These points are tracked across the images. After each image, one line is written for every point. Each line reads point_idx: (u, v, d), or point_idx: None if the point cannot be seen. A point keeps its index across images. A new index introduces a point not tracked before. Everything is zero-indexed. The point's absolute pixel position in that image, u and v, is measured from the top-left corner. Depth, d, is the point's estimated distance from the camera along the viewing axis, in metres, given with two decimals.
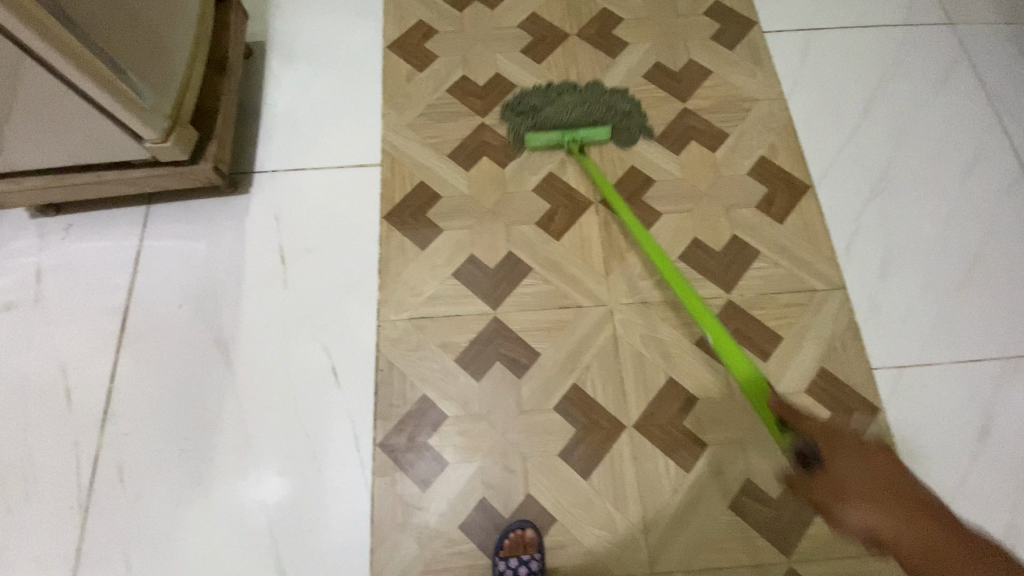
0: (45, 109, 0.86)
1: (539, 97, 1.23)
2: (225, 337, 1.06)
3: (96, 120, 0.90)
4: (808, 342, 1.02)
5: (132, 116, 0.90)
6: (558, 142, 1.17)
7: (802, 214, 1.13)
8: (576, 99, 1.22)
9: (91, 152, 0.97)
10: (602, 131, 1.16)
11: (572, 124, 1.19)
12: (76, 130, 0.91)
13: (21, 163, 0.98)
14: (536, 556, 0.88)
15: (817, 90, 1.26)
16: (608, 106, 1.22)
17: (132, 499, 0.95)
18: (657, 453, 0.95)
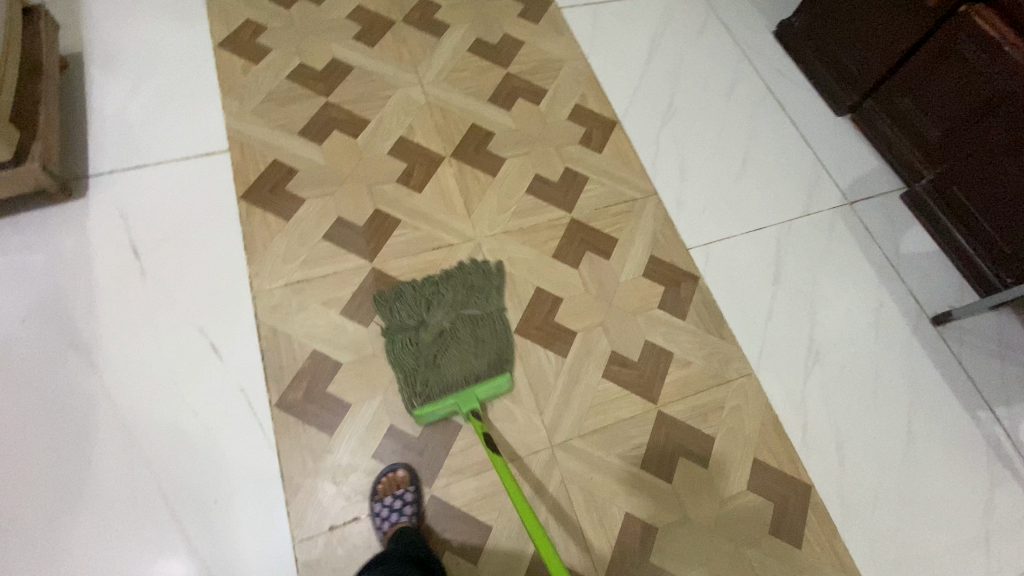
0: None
1: (418, 343, 1.04)
2: (83, 339, 0.99)
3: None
4: (638, 239, 1.24)
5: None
6: (454, 410, 0.99)
7: (615, 143, 1.36)
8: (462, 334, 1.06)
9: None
10: (504, 381, 1.02)
11: (468, 376, 1.02)
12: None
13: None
14: (410, 488, 0.94)
15: (610, 49, 1.53)
16: (500, 337, 1.07)
17: (1, 527, 0.87)
18: (537, 348, 1.09)
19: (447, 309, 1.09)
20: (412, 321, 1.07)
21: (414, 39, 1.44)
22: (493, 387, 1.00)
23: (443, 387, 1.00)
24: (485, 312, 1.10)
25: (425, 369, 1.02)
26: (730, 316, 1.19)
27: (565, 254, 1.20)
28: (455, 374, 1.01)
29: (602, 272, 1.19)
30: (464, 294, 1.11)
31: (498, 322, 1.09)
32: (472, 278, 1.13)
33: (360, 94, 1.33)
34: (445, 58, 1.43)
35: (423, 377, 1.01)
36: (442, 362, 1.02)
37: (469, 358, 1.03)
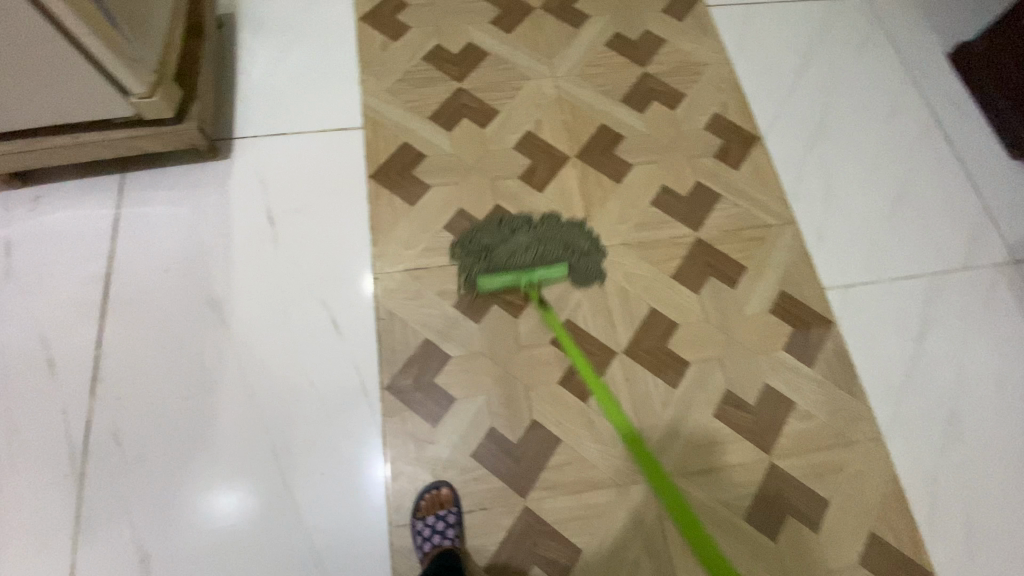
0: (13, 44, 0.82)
1: (490, 226, 1.14)
2: (218, 297, 1.05)
3: (71, 60, 0.87)
4: (768, 270, 1.15)
5: (113, 58, 0.88)
6: (512, 284, 1.07)
7: (754, 162, 1.26)
8: (537, 247, 1.11)
9: (61, 100, 0.93)
10: (559, 268, 1.08)
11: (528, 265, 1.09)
12: (48, 74, 0.88)
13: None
14: (454, 509, 0.92)
15: (758, 56, 1.41)
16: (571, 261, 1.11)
17: (130, 463, 0.93)
18: (647, 374, 1.04)
19: (531, 232, 1.13)
20: (494, 235, 1.12)
21: (551, 28, 1.38)
22: (549, 272, 1.07)
23: (504, 265, 1.09)
24: (558, 220, 1.15)
25: (491, 248, 1.11)
26: (861, 370, 1.09)
27: (687, 275, 1.13)
28: (518, 256, 1.10)
29: (724, 301, 1.11)
30: (553, 231, 1.13)
31: (569, 227, 1.15)
32: (568, 229, 1.14)
33: (492, 81, 1.30)
34: (581, 50, 1.36)
35: (488, 256, 1.10)
36: (507, 256, 1.10)
37: (534, 247, 1.11)
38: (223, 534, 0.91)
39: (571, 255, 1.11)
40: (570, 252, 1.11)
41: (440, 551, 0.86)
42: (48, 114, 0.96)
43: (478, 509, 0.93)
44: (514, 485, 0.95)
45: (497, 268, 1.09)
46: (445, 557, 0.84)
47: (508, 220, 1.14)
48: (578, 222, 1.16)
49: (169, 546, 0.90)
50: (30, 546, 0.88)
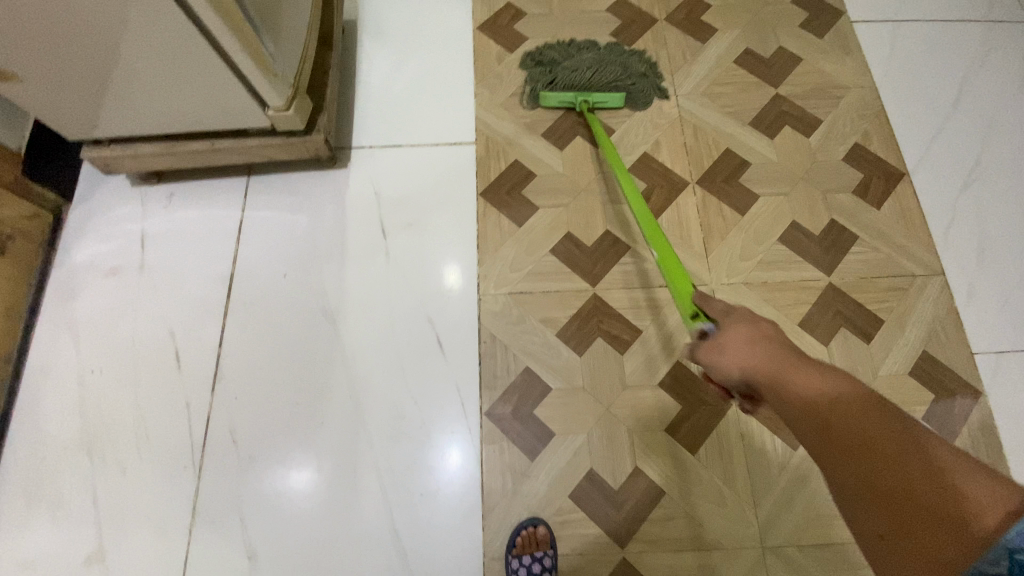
0: (168, 52, 0.85)
1: (557, 54, 1.26)
2: (330, 306, 1.07)
3: (215, 68, 0.89)
4: (909, 327, 1.03)
5: (252, 67, 0.90)
6: (571, 101, 1.20)
7: (898, 201, 1.13)
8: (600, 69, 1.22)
9: (203, 105, 0.97)
10: (617, 96, 1.19)
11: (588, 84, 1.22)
12: (194, 81, 0.91)
13: (134, 120, 0.99)
14: (550, 552, 0.89)
15: (908, 80, 1.26)
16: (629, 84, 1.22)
17: (244, 462, 0.97)
18: (763, 431, 0.96)
19: (595, 52, 1.25)
20: (562, 54, 1.26)
21: (675, 42, 1.30)
22: (605, 96, 1.19)
23: (568, 80, 1.20)
24: (620, 57, 1.26)
25: (558, 68, 1.23)
26: (1016, 452, 0.95)
27: (813, 325, 1.03)
28: (581, 73, 1.23)
29: (855, 357, 1.01)
30: (615, 55, 1.26)
31: (631, 61, 1.25)
32: (630, 58, 1.26)
33: None
34: (706, 67, 1.27)
35: (555, 73, 1.21)
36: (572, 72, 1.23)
37: (596, 68, 1.20)
38: (325, 545, 0.93)
39: (628, 83, 1.21)
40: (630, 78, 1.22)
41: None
42: (189, 119, 1.00)
43: (574, 554, 0.90)
44: (614, 534, 0.91)
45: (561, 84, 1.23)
46: None
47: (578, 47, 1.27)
48: (638, 56, 1.27)
49: (275, 548, 0.93)
50: (151, 530, 0.94)
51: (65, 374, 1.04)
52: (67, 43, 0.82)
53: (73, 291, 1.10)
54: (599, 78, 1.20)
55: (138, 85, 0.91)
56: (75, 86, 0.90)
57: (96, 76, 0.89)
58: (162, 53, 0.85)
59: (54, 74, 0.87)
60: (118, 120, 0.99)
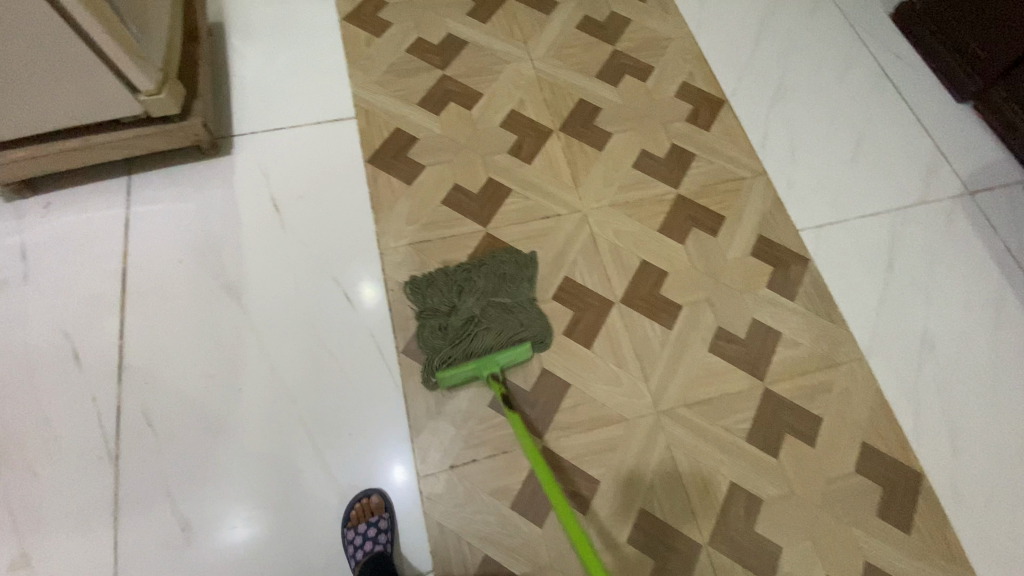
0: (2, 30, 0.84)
1: (442, 320, 1.07)
2: (232, 280, 1.10)
3: (60, 45, 0.89)
4: (745, 218, 1.24)
5: (102, 41, 0.91)
6: (474, 375, 1.01)
7: (723, 123, 1.36)
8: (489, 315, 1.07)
9: (57, 91, 0.96)
10: (524, 349, 1.02)
11: (489, 350, 1.04)
12: (42, 63, 0.91)
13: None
14: (385, 514, 0.93)
15: (718, 29, 1.51)
16: (524, 320, 1.08)
17: (163, 440, 0.98)
18: (645, 319, 1.11)
19: (476, 295, 1.10)
20: (443, 305, 1.09)
21: (524, 15, 1.47)
22: (513, 355, 1.02)
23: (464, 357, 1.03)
24: (515, 297, 1.11)
25: (448, 346, 1.04)
26: (840, 300, 1.18)
27: (672, 228, 1.21)
28: (478, 341, 1.04)
29: (709, 248, 1.20)
30: (495, 283, 1.11)
31: (529, 308, 1.09)
32: (504, 268, 1.12)
33: (474, 68, 1.38)
34: (554, 34, 1.45)
35: (447, 351, 1.04)
36: (468, 340, 1.05)
37: (492, 332, 1.05)
38: (260, 523, 0.94)
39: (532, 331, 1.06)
40: (527, 323, 1.07)
41: (371, 557, 0.88)
42: (48, 111, 0.99)
43: (501, 453, 0.99)
44: (531, 429, 1.01)
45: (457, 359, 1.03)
46: (377, 566, 0.87)
47: (453, 282, 1.11)
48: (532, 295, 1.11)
49: (210, 523, 0.93)
50: (73, 527, 0.92)
51: None
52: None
53: None
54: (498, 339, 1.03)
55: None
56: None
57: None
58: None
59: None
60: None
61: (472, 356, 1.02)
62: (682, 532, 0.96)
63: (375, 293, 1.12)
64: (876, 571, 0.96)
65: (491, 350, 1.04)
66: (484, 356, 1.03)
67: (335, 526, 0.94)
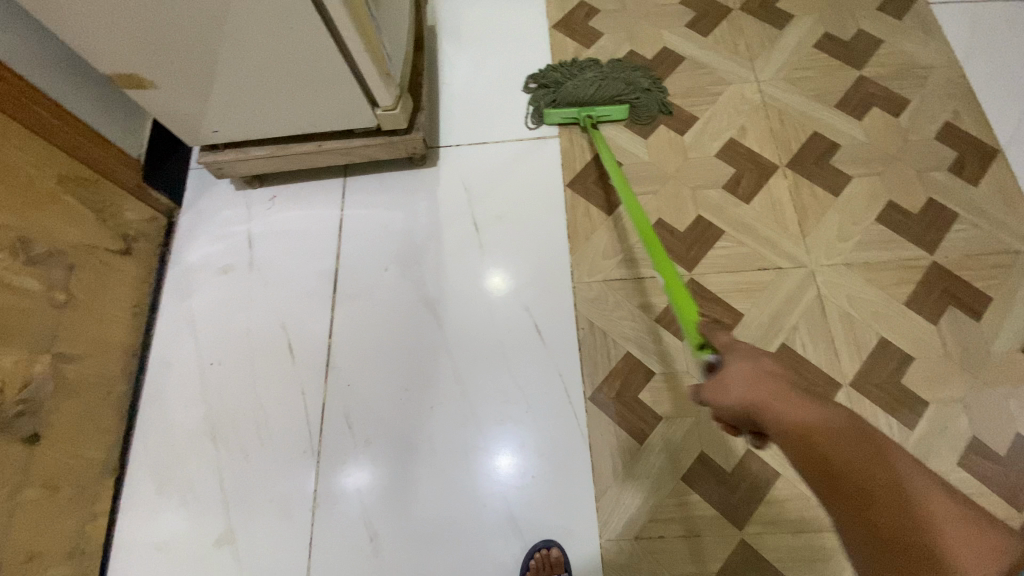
0: (272, 39, 0.87)
1: (563, 66, 1.27)
2: (431, 296, 1.11)
3: (318, 55, 0.91)
4: (1021, 303, 1.01)
5: (355, 53, 0.91)
6: (574, 117, 1.21)
7: (997, 178, 1.11)
8: (597, 76, 1.24)
9: (305, 96, 1.00)
10: (621, 110, 1.21)
11: (591, 99, 1.21)
12: (299, 71, 0.94)
13: (243, 118, 1.04)
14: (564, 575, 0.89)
15: (997, 57, 1.23)
16: (628, 83, 1.23)
17: (360, 444, 1.02)
18: (877, 411, 0.95)
19: (592, 66, 1.26)
20: (562, 70, 1.27)
21: (752, 30, 1.31)
22: (609, 110, 1.20)
23: (570, 98, 1.22)
24: (627, 72, 1.25)
25: (560, 83, 1.24)
26: None
27: (920, 303, 1.02)
28: (583, 90, 1.21)
29: (967, 334, 0.99)
30: (612, 60, 1.27)
31: (637, 82, 1.23)
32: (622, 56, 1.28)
33: (690, 88, 1.26)
34: (785, 53, 1.27)
35: (558, 89, 1.23)
36: (573, 89, 1.22)
37: (599, 81, 1.22)
38: (441, 547, 0.95)
39: (632, 94, 1.22)
40: (632, 92, 1.22)
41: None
42: (294, 114, 1.04)
43: (693, 536, 0.90)
44: (730, 515, 0.90)
45: (563, 100, 1.22)
46: None
47: (573, 61, 1.27)
48: (645, 74, 1.25)
49: (399, 535, 0.96)
50: (276, 512, 0.99)
51: (186, 367, 1.10)
52: (179, 36, 0.85)
53: (188, 288, 1.17)
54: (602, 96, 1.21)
55: (245, 77, 0.95)
56: (189, 80, 0.94)
57: (207, 69, 0.92)
58: (266, 41, 0.87)
59: (169, 67, 0.91)
60: (230, 119, 1.04)
61: (575, 99, 1.21)
62: None
63: (502, 279, 1.11)
64: None
65: (593, 101, 1.22)
66: (586, 103, 1.22)
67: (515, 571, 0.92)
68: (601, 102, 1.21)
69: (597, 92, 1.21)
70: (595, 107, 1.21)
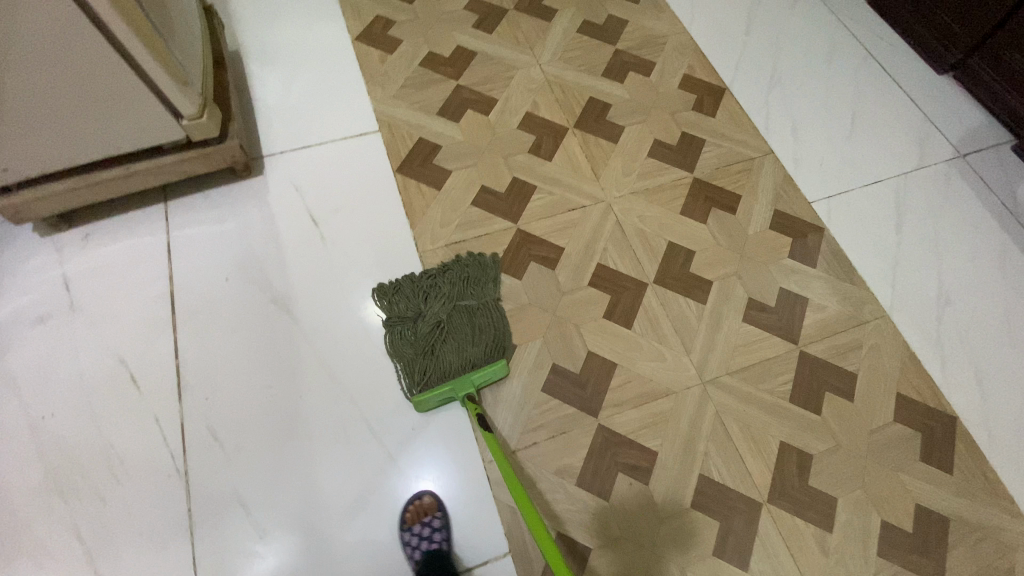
0: (55, 59, 0.87)
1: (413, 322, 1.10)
2: (281, 294, 1.13)
3: (112, 72, 0.92)
4: (760, 194, 1.30)
5: (146, 65, 0.94)
6: (452, 397, 1.03)
7: (726, 109, 1.43)
8: (454, 327, 1.08)
9: (105, 117, 0.99)
10: (501, 366, 1.05)
11: (463, 364, 1.05)
12: (91, 91, 0.94)
13: (33, 152, 1.00)
14: (439, 513, 0.96)
15: (708, 23, 1.59)
16: (494, 326, 1.09)
17: (232, 452, 1.00)
18: (680, 296, 1.16)
19: (444, 299, 1.12)
20: (411, 312, 1.11)
21: (527, 24, 1.54)
22: (490, 373, 1.04)
23: (440, 374, 1.05)
24: (482, 301, 1.13)
25: (422, 351, 1.07)
26: (857, 264, 1.24)
27: (693, 209, 1.27)
28: (452, 358, 1.05)
29: (730, 225, 1.26)
30: (460, 287, 1.14)
31: (495, 309, 1.12)
32: (468, 271, 1.15)
33: (486, 76, 1.45)
34: (556, 39, 1.52)
35: (423, 359, 1.06)
36: (439, 359, 1.05)
37: (463, 341, 1.07)
38: (335, 522, 0.97)
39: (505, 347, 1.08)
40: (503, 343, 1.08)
41: (429, 556, 0.92)
42: (96, 139, 1.02)
43: (560, 434, 1.02)
44: (586, 408, 1.04)
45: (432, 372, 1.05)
46: (436, 562, 0.90)
47: (422, 306, 1.11)
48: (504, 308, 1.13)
49: (291, 526, 0.96)
50: (150, 545, 0.93)
51: (11, 429, 1.00)
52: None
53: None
54: (473, 357, 1.06)
55: (29, 104, 0.92)
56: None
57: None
58: (49, 62, 0.87)
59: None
60: (17, 155, 0.99)
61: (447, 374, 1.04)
62: (741, 493, 1.00)
63: (353, 274, 1.17)
64: (928, 513, 1.01)
65: (467, 368, 1.05)
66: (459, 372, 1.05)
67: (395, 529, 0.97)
68: (475, 362, 1.05)
69: (468, 355, 1.05)
70: (470, 375, 1.04)
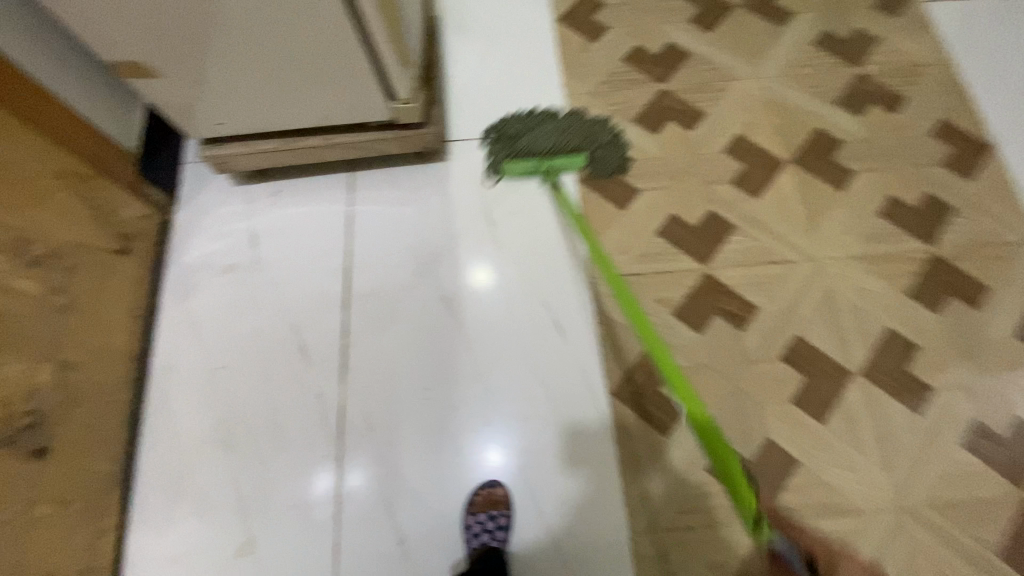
0: (300, 31, 0.84)
1: (520, 124, 1.19)
2: (449, 292, 1.10)
3: (340, 48, 0.88)
4: (1013, 291, 1.06)
5: (377, 46, 0.89)
6: (532, 169, 1.14)
7: (988, 173, 1.16)
8: (555, 126, 1.18)
9: (326, 91, 0.97)
10: (580, 158, 1.15)
11: (550, 149, 1.15)
12: (321, 66, 0.91)
13: (254, 112, 1.00)
14: (506, 511, 0.95)
15: (985, 55, 1.29)
16: (589, 141, 1.18)
17: (381, 445, 1.01)
18: (888, 399, 0.99)
19: (557, 124, 1.18)
20: (522, 123, 1.19)
21: (755, 27, 1.33)
22: (570, 162, 1.14)
23: (528, 151, 1.15)
24: (590, 133, 1.19)
25: (518, 136, 1.17)
26: None
27: (922, 293, 1.07)
28: (541, 142, 1.15)
29: (966, 322, 1.04)
30: (577, 124, 1.20)
31: (601, 141, 1.19)
32: (592, 121, 1.21)
33: (697, 84, 1.27)
34: (787, 50, 1.30)
35: (517, 143, 1.16)
36: (530, 142, 1.16)
37: (557, 134, 1.16)
38: None
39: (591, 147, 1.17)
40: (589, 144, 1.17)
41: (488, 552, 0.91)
42: (306, 107, 1.00)
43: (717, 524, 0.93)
44: None
45: (520, 152, 1.15)
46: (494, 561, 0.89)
47: (532, 117, 1.20)
48: (610, 142, 1.20)
49: (425, 535, 0.96)
50: (296, 518, 0.97)
51: (191, 372, 1.06)
52: (198, 23, 0.81)
53: (188, 289, 1.12)
54: (561, 148, 1.15)
55: (263, 68, 0.91)
56: (192, 68, 0.89)
57: (220, 58, 0.88)
58: (290, 31, 0.84)
59: (178, 56, 0.86)
60: (240, 114, 1.00)
61: (535, 150, 1.15)
62: None
63: (524, 286, 1.10)
64: None
65: (551, 151, 1.15)
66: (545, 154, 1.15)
67: (458, 510, 0.97)
68: (560, 153, 1.15)
69: (555, 144, 1.15)
70: (554, 159, 1.14)
